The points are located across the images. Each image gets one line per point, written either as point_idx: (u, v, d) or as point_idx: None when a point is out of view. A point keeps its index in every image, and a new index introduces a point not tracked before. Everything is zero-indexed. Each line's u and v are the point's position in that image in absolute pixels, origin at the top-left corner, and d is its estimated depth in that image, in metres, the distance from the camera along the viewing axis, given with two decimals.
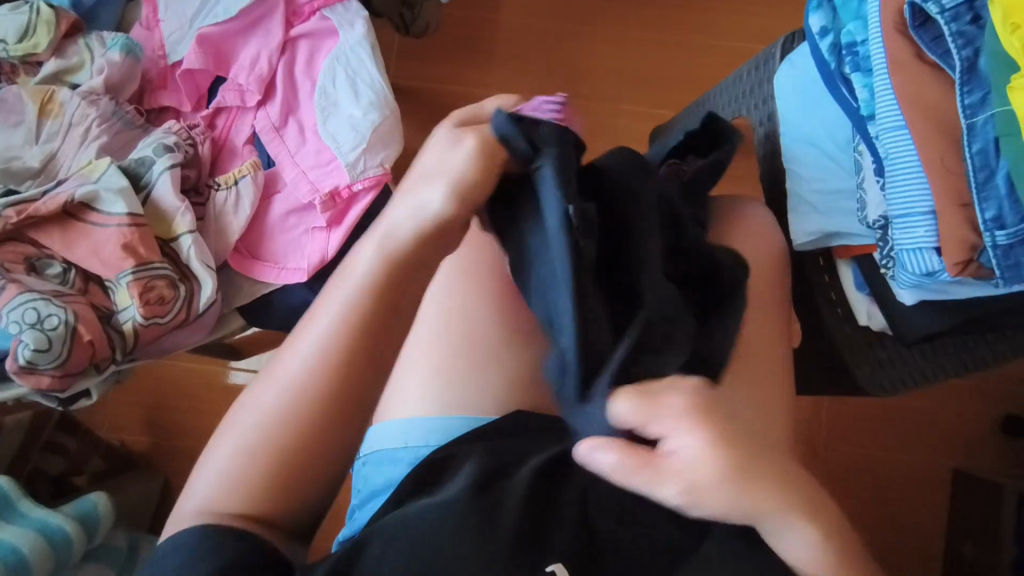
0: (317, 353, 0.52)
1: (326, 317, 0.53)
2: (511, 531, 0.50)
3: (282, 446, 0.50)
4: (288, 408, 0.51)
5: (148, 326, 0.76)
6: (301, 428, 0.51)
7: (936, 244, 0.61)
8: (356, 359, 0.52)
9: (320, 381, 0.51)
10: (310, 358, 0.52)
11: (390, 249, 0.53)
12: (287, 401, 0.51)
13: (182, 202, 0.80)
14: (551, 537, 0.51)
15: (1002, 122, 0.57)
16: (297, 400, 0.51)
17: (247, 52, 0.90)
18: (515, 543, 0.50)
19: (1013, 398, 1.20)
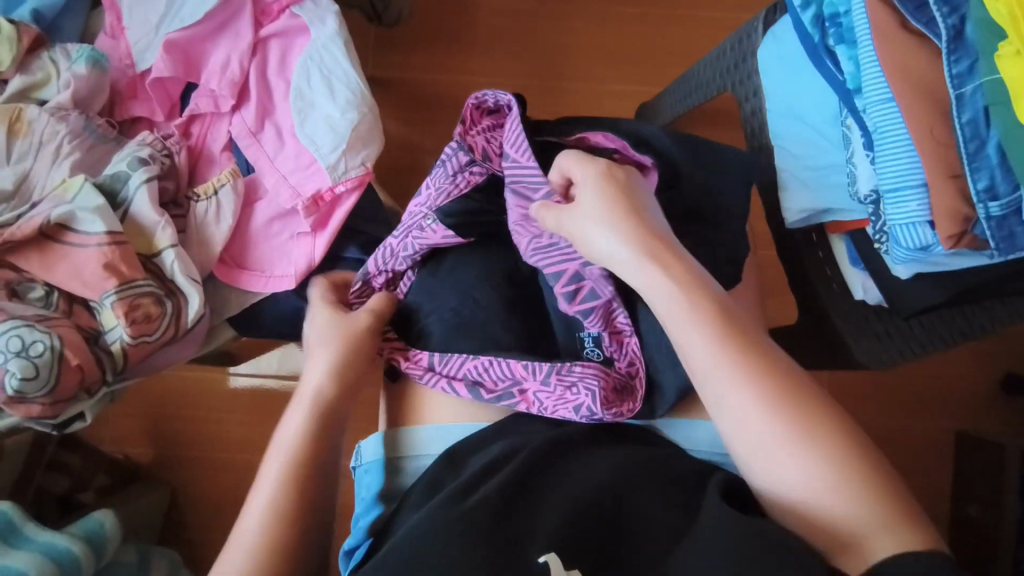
0: (299, 434, 0.63)
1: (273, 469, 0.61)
2: (490, 524, 0.54)
3: (282, 518, 0.57)
4: (289, 489, 0.59)
5: (136, 345, 0.75)
6: (296, 497, 0.59)
7: (929, 218, 0.60)
8: (318, 453, 0.62)
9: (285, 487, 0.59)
10: (293, 441, 0.62)
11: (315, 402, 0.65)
12: (285, 477, 0.60)
13: (161, 216, 0.79)
14: (534, 528, 0.54)
15: (991, 91, 0.56)
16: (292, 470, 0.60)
17: (217, 57, 0.88)
18: (494, 534, 0.53)
19: (1013, 355, 1.20)
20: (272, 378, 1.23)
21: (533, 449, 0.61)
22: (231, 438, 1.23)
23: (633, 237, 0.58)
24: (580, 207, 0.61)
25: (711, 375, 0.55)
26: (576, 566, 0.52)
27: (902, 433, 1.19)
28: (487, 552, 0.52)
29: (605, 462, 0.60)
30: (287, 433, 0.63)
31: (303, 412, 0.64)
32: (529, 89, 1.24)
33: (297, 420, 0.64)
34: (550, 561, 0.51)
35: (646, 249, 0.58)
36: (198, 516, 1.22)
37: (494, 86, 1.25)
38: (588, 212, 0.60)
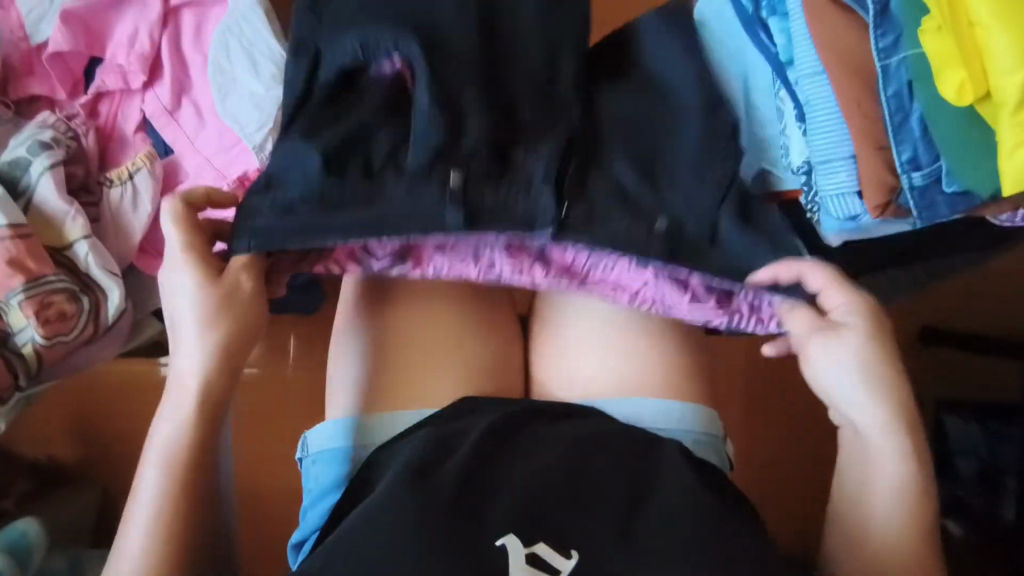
0: (183, 401, 0.60)
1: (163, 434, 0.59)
2: (456, 505, 0.54)
3: (177, 500, 0.58)
4: (171, 468, 0.58)
5: (50, 346, 0.70)
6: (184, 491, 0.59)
7: (858, 188, 0.62)
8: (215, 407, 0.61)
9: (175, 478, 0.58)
10: (182, 408, 0.59)
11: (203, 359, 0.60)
12: (168, 458, 0.59)
13: (70, 205, 0.73)
14: (496, 513, 0.54)
15: (914, 65, 0.58)
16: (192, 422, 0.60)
17: (123, 29, 0.81)
18: (460, 514, 0.54)
19: (932, 310, 1.29)
20: None
21: (484, 427, 0.62)
22: None
23: (876, 373, 0.60)
24: (845, 338, 0.61)
25: (880, 473, 0.61)
26: (539, 540, 0.53)
27: None
28: (453, 531, 0.52)
29: (555, 436, 0.61)
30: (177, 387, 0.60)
31: (194, 364, 0.60)
32: None
33: (179, 374, 0.60)
34: (509, 543, 0.53)
35: (865, 356, 0.60)
36: None
37: None
38: (847, 355, 0.60)
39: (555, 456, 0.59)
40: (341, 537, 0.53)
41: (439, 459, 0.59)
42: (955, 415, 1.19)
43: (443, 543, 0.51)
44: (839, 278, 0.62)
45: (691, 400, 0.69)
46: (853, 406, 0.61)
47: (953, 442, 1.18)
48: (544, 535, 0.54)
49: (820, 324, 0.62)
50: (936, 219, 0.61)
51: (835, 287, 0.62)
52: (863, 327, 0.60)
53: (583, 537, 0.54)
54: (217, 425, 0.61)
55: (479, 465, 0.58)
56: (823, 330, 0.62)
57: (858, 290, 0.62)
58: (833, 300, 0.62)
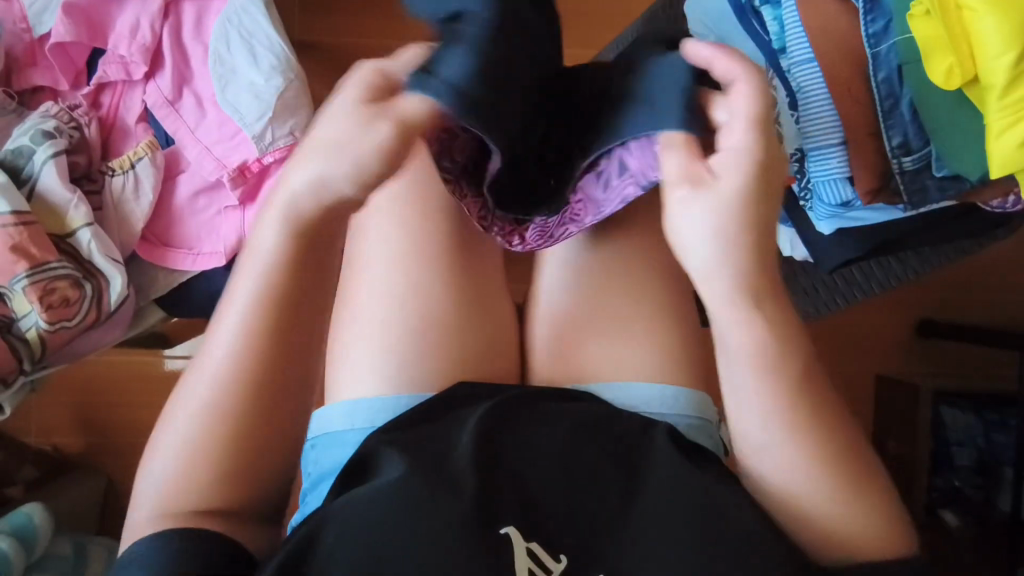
0: (240, 335, 0.52)
1: (223, 370, 0.52)
2: (453, 493, 0.55)
3: (232, 424, 0.51)
4: (228, 391, 0.51)
5: (54, 331, 0.71)
6: (240, 440, 0.51)
7: (848, 174, 0.63)
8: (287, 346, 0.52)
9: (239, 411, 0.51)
10: (248, 342, 0.52)
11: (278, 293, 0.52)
12: (222, 384, 0.52)
13: (73, 192, 0.74)
14: (492, 500, 0.55)
15: (904, 50, 0.58)
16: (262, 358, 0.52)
17: (125, 20, 0.82)
18: (457, 503, 0.54)
19: (930, 301, 1.29)
20: None
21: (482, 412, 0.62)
22: None
23: (746, 271, 0.50)
24: (721, 197, 0.48)
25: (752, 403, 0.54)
26: (535, 537, 0.54)
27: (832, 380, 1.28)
28: (453, 524, 0.53)
29: (556, 421, 0.61)
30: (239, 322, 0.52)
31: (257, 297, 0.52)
32: None
33: (235, 309, 0.52)
34: (512, 535, 0.54)
35: (726, 231, 0.49)
36: None
37: None
38: (706, 207, 0.48)
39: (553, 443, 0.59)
40: (336, 514, 0.55)
41: (436, 441, 0.60)
42: (953, 406, 1.20)
43: (442, 539, 0.52)
44: (761, 117, 0.49)
45: (684, 384, 0.70)
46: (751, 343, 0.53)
47: (951, 432, 1.19)
48: (541, 532, 0.55)
49: (693, 165, 0.49)
50: (927, 203, 0.62)
51: (737, 123, 0.49)
52: (738, 158, 0.48)
53: (579, 523, 0.55)
54: (291, 373, 0.53)
55: (479, 446, 0.59)
56: (699, 167, 0.49)
57: (764, 139, 0.49)
58: (728, 115, 0.50)
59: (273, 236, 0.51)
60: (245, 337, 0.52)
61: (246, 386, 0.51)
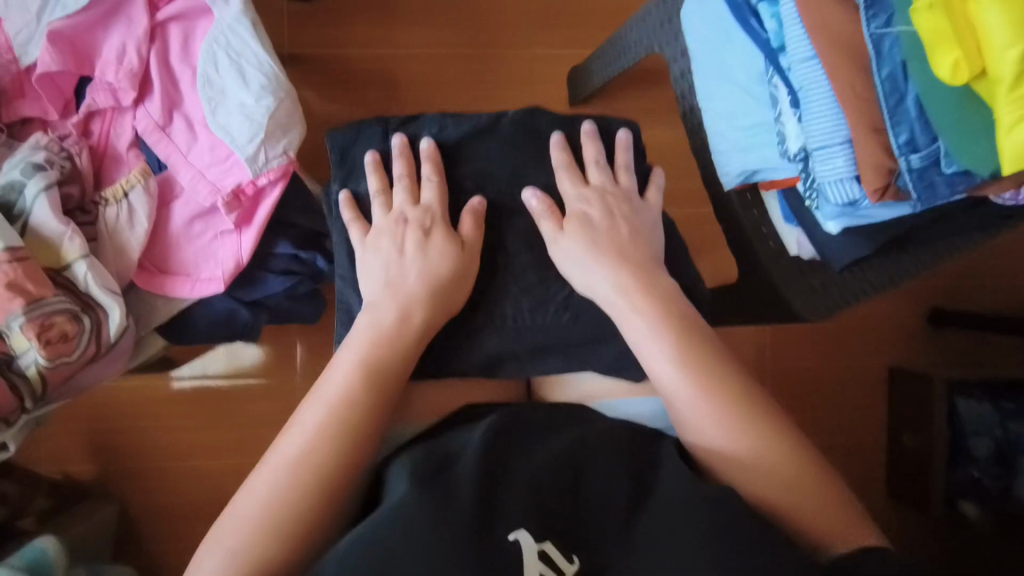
0: (338, 398, 0.57)
1: (301, 431, 0.56)
2: (474, 506, 0.51)
3: (326, 478, 0.54)
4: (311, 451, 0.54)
5: (54, 367, 0.70)
6: (308, 494, 0.53)
7: (855, 173, 0.62)
8: (360, 424, 0.57)
9: (307, 473, 0.53)
10: (332, 400, 0.57)
11: (356, 359, 0.59)
12: (312, 442, 0.55)
13: (66, 225, 0.73)
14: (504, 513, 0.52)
15: (907, 45, 0.57)
16: (342, 411, 0.56)
17: (111, 47, 0.81)
18: (477, 517, 0.51)
19: (940, 288, 1.28)
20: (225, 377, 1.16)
21: (497, 424, 0.60)
22: (180, 441, 1.16)
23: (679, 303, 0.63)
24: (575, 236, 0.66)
25: (656, 358, 0.60)
26: (548, 536, 0.51)
27: (843, 373, 1.28)
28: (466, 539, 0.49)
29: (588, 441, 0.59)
30: (330, 379, 0.59)
31: (331, 373, 0.59)
32: (460, 58, 1.22)
33: (348, 362, 0.59)
34: (522, 539, 0.50)
35: (627, 281, 0.63)
36: (155, 529, 1.16)
37: (426, 58, 1.21)
38: (572, 241, 0.66)
39: (569, 457, 0.57)
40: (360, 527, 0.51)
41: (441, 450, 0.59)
42: (966, 396, 1.17)
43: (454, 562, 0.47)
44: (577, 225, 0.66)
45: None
46: (602, 289, 0.64)
47: (968, 423, 1.16)
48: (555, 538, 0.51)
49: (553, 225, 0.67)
50: (937, 200, 0.60)
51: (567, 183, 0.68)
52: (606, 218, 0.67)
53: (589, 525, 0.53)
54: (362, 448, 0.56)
55: (488, 457, 0.57)
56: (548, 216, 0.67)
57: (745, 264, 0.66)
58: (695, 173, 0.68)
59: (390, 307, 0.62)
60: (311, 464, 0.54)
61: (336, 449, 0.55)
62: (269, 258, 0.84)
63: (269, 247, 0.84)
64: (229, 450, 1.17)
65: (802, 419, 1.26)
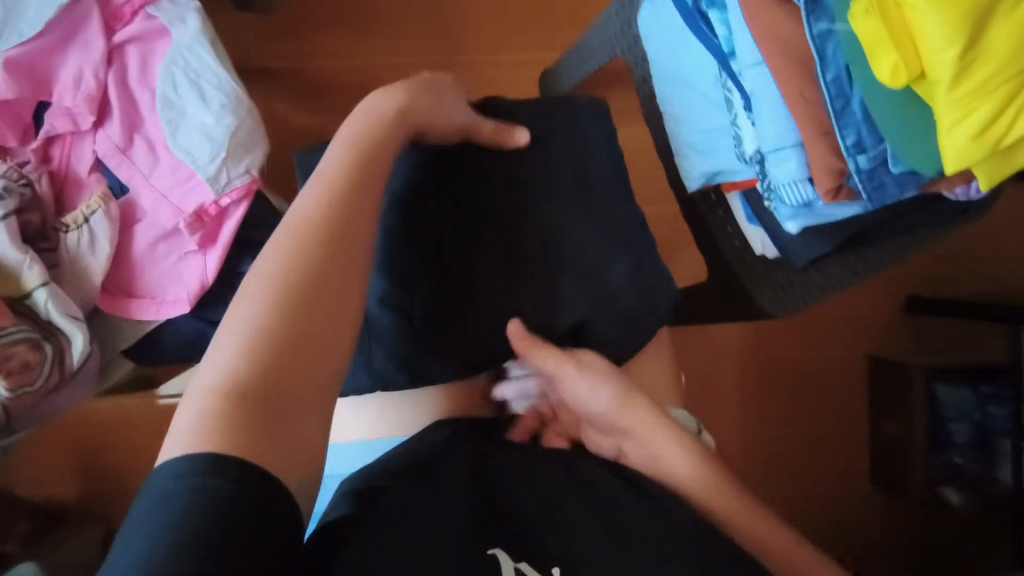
0: (309, 219, 0.49)
1: (267, 266, 0.46)
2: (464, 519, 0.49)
3: (308, 310, 0.45)
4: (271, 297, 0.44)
5: (17, 397, 0.71)
6: (288, 332, 0.43)
7: (808, 175, 0.63)
8: (339, 245, 0.48)
9: (286, 306, 0.44)
10: (307, 223, 0.48)
11: (327, 183, 0.51)
12: (270, 286, 0.45)
13: (25, 253, 0.73)
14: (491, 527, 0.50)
15: (848, 49, 0.57)
16: (320, 240, 0.48)
17: (68, 71, 0.80)
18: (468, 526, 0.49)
19: (915, 278, 1.29)
20: None
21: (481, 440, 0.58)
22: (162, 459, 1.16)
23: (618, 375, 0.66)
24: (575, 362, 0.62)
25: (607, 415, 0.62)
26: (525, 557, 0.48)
27: (824, 365, 1.28)
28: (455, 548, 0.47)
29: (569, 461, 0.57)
30: (298, 213, 0.49)
31: (304, 210, 0.49)
32: (429, 67, 1.22)
33: (326, 171, 0.52)
34: (500, 555, 0.47)
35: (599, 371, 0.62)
36: None
37: (395, 68, 1.21)
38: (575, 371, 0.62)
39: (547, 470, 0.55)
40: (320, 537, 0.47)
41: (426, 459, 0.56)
42: (948, 383, 1.18)
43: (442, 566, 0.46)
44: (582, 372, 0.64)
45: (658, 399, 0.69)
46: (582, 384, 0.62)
47: (947, 408, 1.17)
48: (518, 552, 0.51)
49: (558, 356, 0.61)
50: (886, 200, 0.60)
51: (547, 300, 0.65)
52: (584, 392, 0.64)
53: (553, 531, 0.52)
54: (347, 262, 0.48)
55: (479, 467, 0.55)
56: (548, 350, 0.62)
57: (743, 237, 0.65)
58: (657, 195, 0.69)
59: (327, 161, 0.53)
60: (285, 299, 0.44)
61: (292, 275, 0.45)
62: (236, 277, 0.84)
63: (236, 266, 0.84)
64: None
65: (786, 412, 1.26)
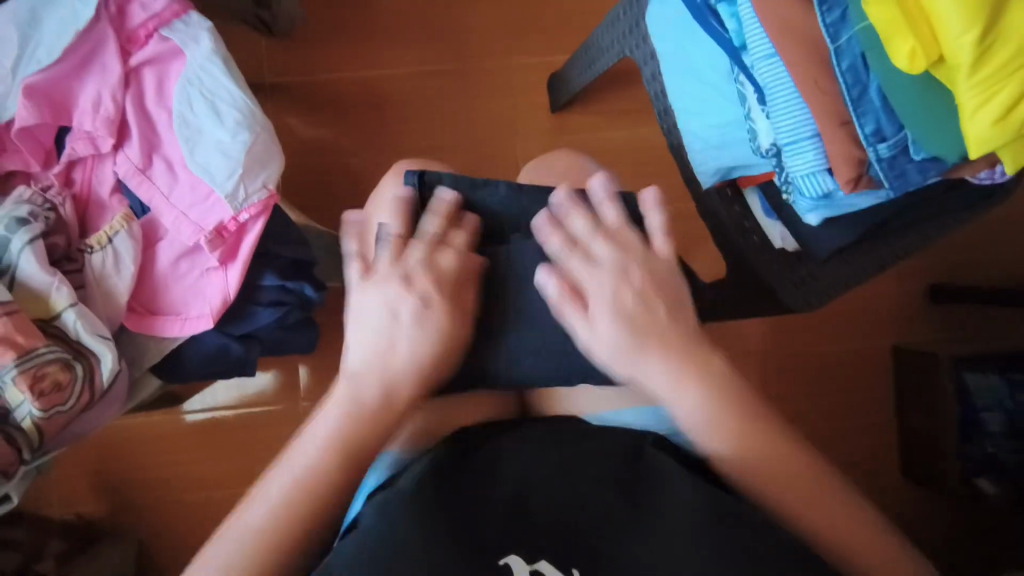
0: (345, 423, 0.58)
1: (313, 437, 0.57)
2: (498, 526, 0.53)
3: (321, 497, 0.55)
4: (339, 452, 0.56)
5: (49, 417, 0.72)
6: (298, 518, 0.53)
7: (827, 166, 0.62)
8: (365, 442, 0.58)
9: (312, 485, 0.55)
10: (345, 418, 0.58)
11: (372, 381, 0.59)
12: (310, 476, 0.55)
13: (52, 275, 0.74)
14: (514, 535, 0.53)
15: (865, 37, 0.56)
16: (352, 426, 0.58)
17: (87, 96, 0.82)
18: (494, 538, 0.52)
19: (940, 266, 1.27)
20: (232, 408, 1.17)
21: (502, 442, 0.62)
22: (190, 475, 1.17)
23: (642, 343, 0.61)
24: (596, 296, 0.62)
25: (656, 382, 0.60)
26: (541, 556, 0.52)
27: (850, 357, 1.27)
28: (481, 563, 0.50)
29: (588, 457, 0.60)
30: (344, 392, 0.59)
31: (354, 385, 0.59)
32: (439, 75, 1.22)
33: (370, 371, 0.60)
34: (513, 562, 0.51)
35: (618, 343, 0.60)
36: (171, 565, 1.17)
37: (407, 77, 1.22)
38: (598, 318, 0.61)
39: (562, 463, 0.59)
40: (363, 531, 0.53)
41: (461, 462, 0.60)
42: (975, 370, 1.15)
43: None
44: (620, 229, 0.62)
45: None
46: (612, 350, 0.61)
47: (977, 398, 1.14)
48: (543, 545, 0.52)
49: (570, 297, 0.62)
50: (910, 186, 0.59)
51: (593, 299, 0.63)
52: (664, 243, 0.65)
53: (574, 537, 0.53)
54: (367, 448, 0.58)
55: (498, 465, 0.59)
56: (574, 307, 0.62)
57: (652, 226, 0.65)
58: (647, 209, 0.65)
59: (374, 381, 0.59)
60: (320, 471, 0.55)
61: (367, 440, 0.58)
62: (256, 291, 0.85)
63: (256, 281, 0.85)
64: (239, 480, 1.17)
65: (808, 406, 1.25)
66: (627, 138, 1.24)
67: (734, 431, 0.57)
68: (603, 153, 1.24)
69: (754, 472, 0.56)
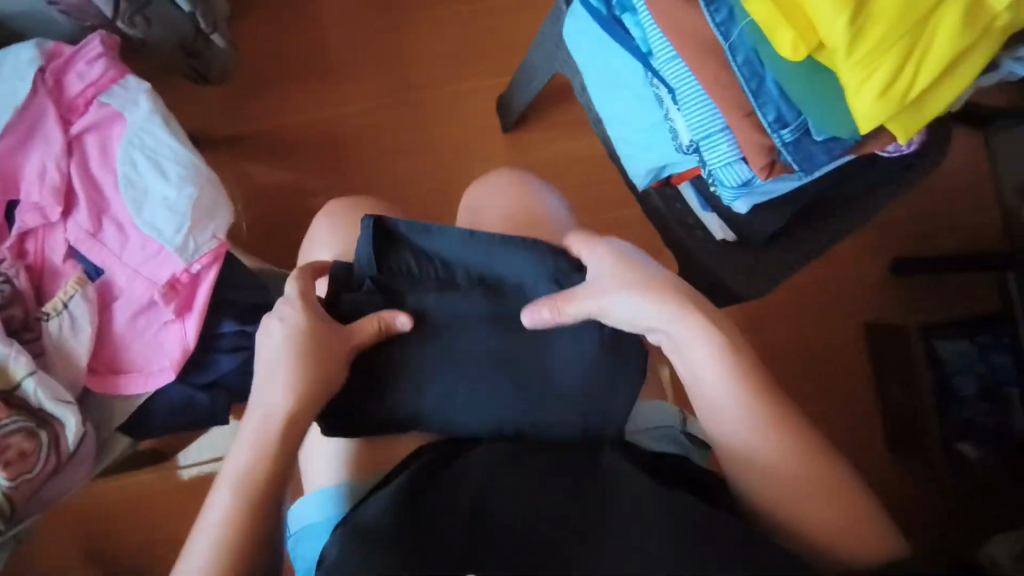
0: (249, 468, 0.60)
1: (226, 482, 0.60)
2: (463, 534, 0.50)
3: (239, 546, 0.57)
4: (240, 490, 0.60)
5: (17, 485, 0.73)
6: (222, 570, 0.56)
7: (741, 155, 0.65)
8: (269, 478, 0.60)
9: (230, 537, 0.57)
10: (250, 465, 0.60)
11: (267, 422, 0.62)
12: (225, 527, 0.58)
13: (9, 346, 0.75)
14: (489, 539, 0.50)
15: (753, 32, 0.59)
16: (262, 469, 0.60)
17: (31, 167, 0.83)
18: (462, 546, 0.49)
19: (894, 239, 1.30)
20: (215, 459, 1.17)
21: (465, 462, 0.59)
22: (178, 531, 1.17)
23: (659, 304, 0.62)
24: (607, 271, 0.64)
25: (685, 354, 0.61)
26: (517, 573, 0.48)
27: (820, 337, 1.29)
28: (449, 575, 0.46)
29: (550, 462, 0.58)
30: (248, 441, 0.62)
31: (256, 431, 0.62)
32: (387, 109, 1.25)
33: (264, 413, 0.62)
34: None
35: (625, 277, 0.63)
36: None
37: (355, 114, 1.25)
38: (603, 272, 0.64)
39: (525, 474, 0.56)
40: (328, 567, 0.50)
41: (431, 482, 0.57)
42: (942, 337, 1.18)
43: None
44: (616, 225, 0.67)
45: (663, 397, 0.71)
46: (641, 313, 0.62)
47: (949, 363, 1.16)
48: None
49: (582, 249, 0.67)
50: (818, 167, 0.62)
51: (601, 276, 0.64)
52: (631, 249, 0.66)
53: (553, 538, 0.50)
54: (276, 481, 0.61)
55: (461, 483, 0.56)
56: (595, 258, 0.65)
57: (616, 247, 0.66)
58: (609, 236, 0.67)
59: (272, 412, 0.62)
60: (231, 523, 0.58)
61: (272, 474, 0.61)
62: (217, 339, 0.87)
63: (215, 329, 0.87)
64: None
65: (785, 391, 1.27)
66: (576, 150, 1.27)
67: (795, 445, 0.57)
68: (557, 167, 1.26)
69: (805, 490, 0.56)
